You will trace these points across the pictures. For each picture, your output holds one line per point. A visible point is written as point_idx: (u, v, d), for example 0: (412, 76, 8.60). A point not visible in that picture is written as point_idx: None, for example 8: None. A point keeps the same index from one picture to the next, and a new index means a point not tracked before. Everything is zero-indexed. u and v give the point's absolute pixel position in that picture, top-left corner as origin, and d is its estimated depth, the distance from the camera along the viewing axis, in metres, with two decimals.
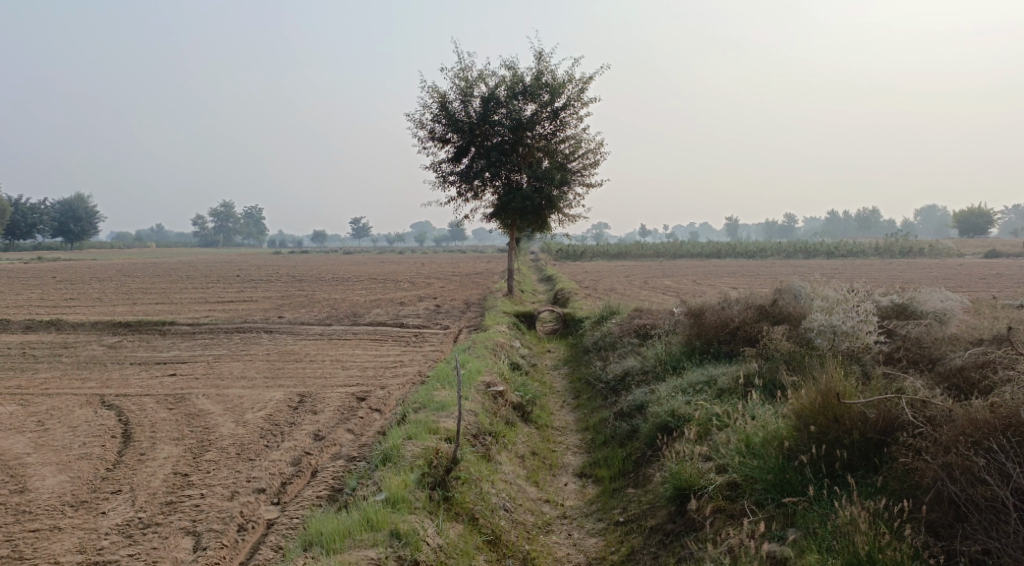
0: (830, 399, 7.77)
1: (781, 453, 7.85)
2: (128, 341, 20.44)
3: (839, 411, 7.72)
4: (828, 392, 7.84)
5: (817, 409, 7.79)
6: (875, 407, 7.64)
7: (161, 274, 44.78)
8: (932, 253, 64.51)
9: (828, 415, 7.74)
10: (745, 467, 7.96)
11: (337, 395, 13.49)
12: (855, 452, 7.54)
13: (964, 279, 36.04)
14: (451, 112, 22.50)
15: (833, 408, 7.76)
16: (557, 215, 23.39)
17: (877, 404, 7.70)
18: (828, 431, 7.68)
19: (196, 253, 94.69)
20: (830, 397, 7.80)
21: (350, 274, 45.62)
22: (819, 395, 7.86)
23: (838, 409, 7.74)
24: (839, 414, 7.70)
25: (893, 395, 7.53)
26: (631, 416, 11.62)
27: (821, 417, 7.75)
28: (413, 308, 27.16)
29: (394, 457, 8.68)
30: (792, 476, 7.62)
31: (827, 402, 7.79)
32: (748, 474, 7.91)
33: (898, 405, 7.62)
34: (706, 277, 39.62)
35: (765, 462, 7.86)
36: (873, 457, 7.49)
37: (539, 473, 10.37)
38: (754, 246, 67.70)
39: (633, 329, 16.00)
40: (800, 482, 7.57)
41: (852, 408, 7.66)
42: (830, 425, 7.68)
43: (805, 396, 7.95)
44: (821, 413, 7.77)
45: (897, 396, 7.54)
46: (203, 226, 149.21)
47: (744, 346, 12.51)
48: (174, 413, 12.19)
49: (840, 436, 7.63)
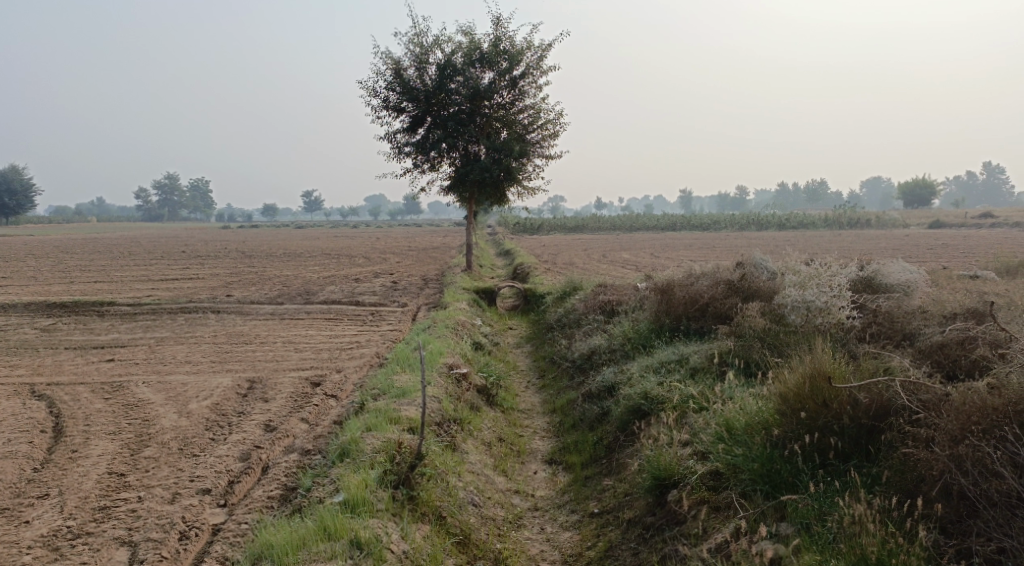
0: (818, 382, 7.32)
1: (766, 440, 7.39)
2: (65, 323, 19.40)
3: (828, 396, 7.28)
4: (816, 374, 7.39)
5: (805, 394, 7.32)
6: (867, 389, 7.22)
7: (103, 250, 43.18)
8: (880, 223, 65.18)
9: (817, 400, 7.29)
10: (729, 456, 7.47)
11: (289, 380, 12.77)
12: (847, 439, 7.12)
13: (914, 249, 36.10)
14: (405, 80, 21.60)
15: (820, 392, 7.32)
16: (516, 188, 22.72)
17: (868, 387, 7.28)
18: (817, 417, 7.24)
19: (143, 228, 92.18)
20: (818, 379, 7.36)
21: (302, 249, 44.47)
22: (806, 377, 7.41)
23: (826, 392, 7.30)
24: (828, 398, 7.27)
25: (887, 379, 7.12)
26: (600, 398, 11.10)
27: (809, 401, 7.29)
28: (368, 285, 26.35)
29: (352, 452, 7.99)
30: (781, 467, 7.13)
31: (815, 386, 7.35)
32: (732, 463, 7.43)
33: (891, 388, 7.21)
34: (663, 250, 39.37)
35: (750, 451, 7.38)
36: (866, 445, 7.09)
37: (506, 461, 9.78)
38: (708, 218, 67.74)
39: (598, 305, 15.44)
40: (790, 474, 7.09)
41: (842, 392, 7.23)
42: (820, 411, 7.23)
43: (789, 377, 7.50)
44: (809, 398, 7.31)
45: (891, 379, 7.13)
46: (148, 201, 145.43)
47: (715, 323, 12.02)
48: (111, 405, 11.48)
49: (829, 422, 7.20)
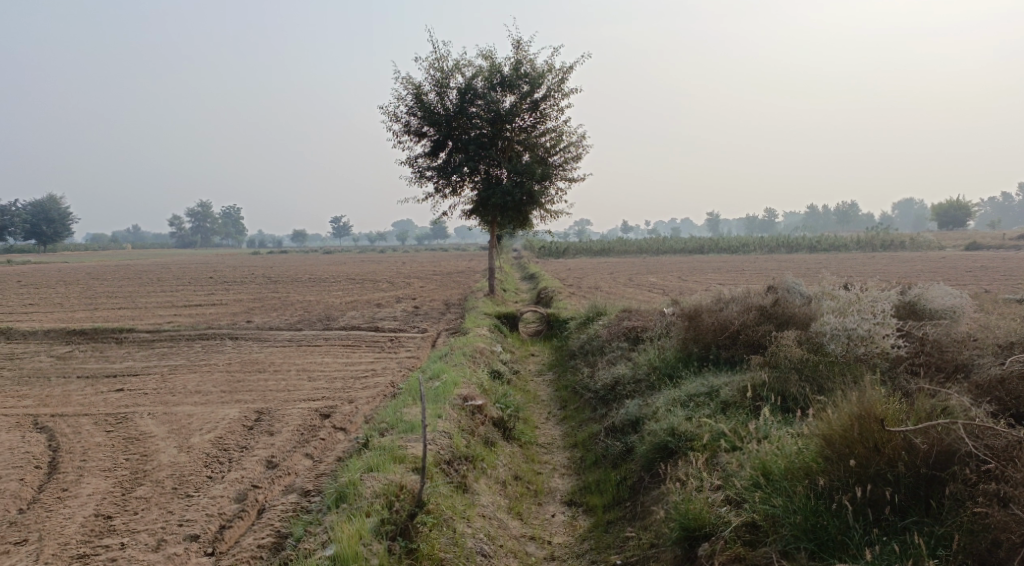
0: (868, 424, 6.64)
1: (809, 490, 6.71)
2: (80, 351, 19.06)
3: (880, 439, 6.60)
4: (865, 415, 6.71)
5: (854, 437, 6.65)
6: (924, 434, 6.54)
7: (130, 276, 43.14)
8: (913, 245, 63.80)
9: (867, 445, 6.62)
10: (768, 505, 6.79)
11: (298, 412, 12.20)
12: (903, 491, 6.45)
13: (950, 272, 34.92)
14: (426, 104, 21.18)
15: (871, 436, 6.64)
16: (539, 211, 22.16)
17: (926, 430, 6.59)
18: (868, 465, 6.57)
19: (174, 254, 92.71)
20: (868, 421, 6.68)
21: (328, 274, 44.19)
22: (854, 417, 6.74)
23: (877, 435, 6.62)
24: (880, 442, 6.60)
25: (948, 422, 6.43)
26: (624, 433, 10.42)
27: (859, 446, 6.62)
28: (389, 310, 25.83)
29: (349, 497, 7.42)
30: (828, 522, 6.46)
31: (864, 428, 6.67)
32: (771, 515, 6.74)
33: (951, 431, 6.53)
34: (692, 273, 38.57)
35: (792, 503, 6.71)
36: (925, 498, 6.41)
37: (521, 503, 9.11)
38: (737, 241, 66.73)
39: (622, 332, 14.76)
40: (838, 530, 6.41)
41: (895, 437, 6.56)
42: (871, 457, 6.56)
43: (833, 417, 6.84)
44: (859, 443, 6.64)
45: (952, 421, 6.45)
46: (180, 227, 146.80)
47: (747, 353, 11.28)
48: (111, 438, 10.99)
49: (882, 471, 6.53)
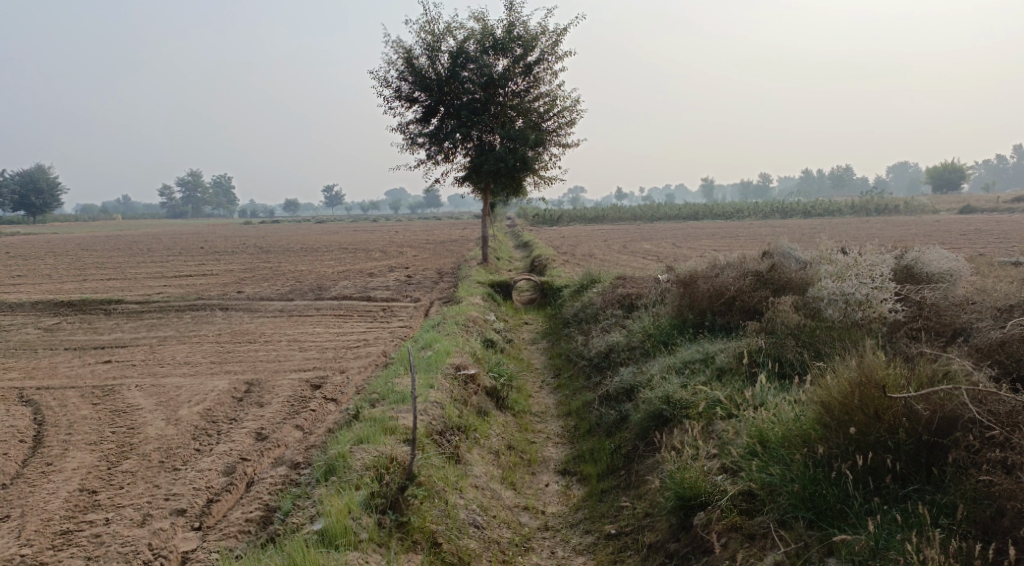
0: (869, 390, 6.51)
1: (808, 458, 6.60)
2: (69, 323, 18.84)
3: (881, 406, 6.47)
4: (866, 381, 6.57)
5: (855, 404, 6.51)
6: (926, 400, 6.40)
7: (122, 247, 42.79)
8: (908, 209, 63.64)
9: (868, 411, 6.49)
10: (765, 475, 6.69)
11: (288, 382, 12.04)
12: (905, 459, 6.33)
13: (944, 235, 34.84)
14: (417, 69, 20.81)
15: (872, 402, 6.51)
16: (532, 178, 21.89)
17: (928, 396, 6.46)
18: (868, 433, 6.44)
19: (166, 225, 92.15)
20: (869, 388, 6.55)
21: (321, 243, 43.88)
22: (855, 383, 6.60)
23: (878, 402, 6.49)
24: (881, 409, 6.47)
25: (952, 387, 6.29)
26: (618, 400, 10.29)
27: (859, 413, 6.49)
28: (382, 279, 25.63)
29: (338, 470, 7.28)
30: (827, 491, 6.35)
31: (865, 394, 6.53)
32: (768, 483, 6.64)
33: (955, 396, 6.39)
34: (686, 239, 38.43)
35: (790, 472, 6.60)
36: (927, 466, 6.28)
37: (515, 473, 8.99)
38: (732, 206, 66.50)
39: (616, 299, 14.59)
40: (838, 500, 6.31)
41: (897, 403, 6.43)
42: (872, 424, 6.44)
43: (832, 383, 6.70)
44: (859, 410, 6.50)
45: (956, 387, 6.31)
46: (172, 198, 145.79)
47: (743, 319, 11.13)
48: (98, 411, 10.83)
49: (883, 438, 6.41)
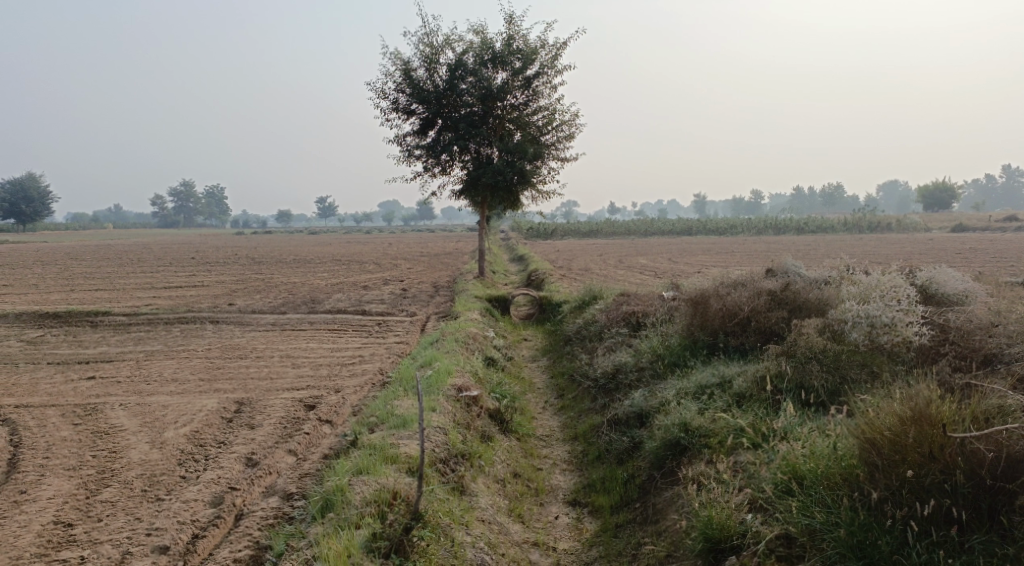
0: (924, 428, 6.39)
1: (858, 502, 6.47)
2: (51, 336, 18.18)
3: (936, 444, 6.36)
4: (920, 417, 6.44)
5: (908, 443, 6.40)
6: (987, 440, 6.27)
7: (110, 257, 41.96)
8: (900, 227, 63.24)
9: (922, 451, 6.37)
10: (806, 518, 6.53)
11: (281, 402, 11.48)
12: (967, 506, 6.20)
13: (941, 254, 34.37)
14: (414, 81, 20.35)
15: (927, 441, 6.39)
16: (530, 192, 21.41)
17: (989, 438, 6.32)
18: (923, 475, 6.33)
19: (155, 234, 91.20)
20: (923, 425, 6.42)
21: (313, 255, 43.16)
22: (906, 419, 6.49)
23: (933, 440, 6.37)
24: (936, 448, 6.35)
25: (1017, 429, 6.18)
26: (629, 425, 9.77)
27: (913, 453, 6.37)
28: (376, 293, 25.00)
29: (336, 506, 6.76)
30: (881, 539, 6.22)
31: (920, 432, 6.41)
32: (811, 529, 6.48)
33: (1017, 438, 6.27)
34: (681, 255, 37.90)
35: (835, 516, 6.47)
36: (989, 512, 6.18)
37: (523, 504, 8.44)
38: (726, 222, 66.08)
39: (621, 317, 14.05)
40: (892, 549, 6.18)
41: (954, 444, 6.32)
42: (927, 465, 6.32)
43: (878, 417, 6.59)
44: (913, 449, 6.39)
45: (1021, 429, 6.19)
46: (162, 207, 144.71)
47: (759, 341, 10.60)
48: (79, 432, 10.27)
49: (939, 481, 6.29)
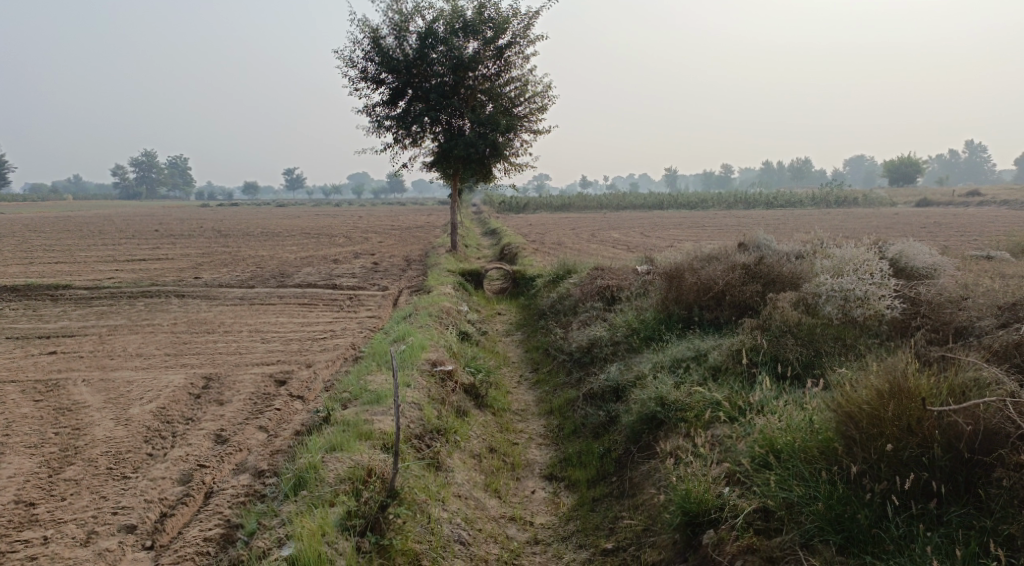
0: (904, 401, 6.37)
1: (836, 476, 6.43)
2: (13, 310, 17.74)
3: (914, 417, 6.34)
4: (898, 391, 6.44)
5: (887, 416, 6.37)
6: (966, 413, 6.25)
7: (74, 229, 41.13)
8: (868, 202, 63.81)
9: (901, 424, 6.35)
10: (784, 492, 6.50)
11: (250, 377, 11.26)
12: (946, 479, 6.18)
13: (908, 228, 34.70)
14: (384, 50, 19.97)
15: (905, 414, 6.37)
16: (503, 164, 21.19)
17: (967, 410, 6.30)
18: (902, 449, 6.30)
19: (120, 206, 89.67)
20: (902, 398, 6.41)
21: (282, 228, 42.64)
22: (885, 393, 6.47)
23: (912, 413, 6.36)
24: (915, 421, 6.33)
25: (994, 401, 6.17)
26: (604, 399, 9.69)
27: (891, 426, 6.35)
28: (347, 267, 24.71)
29: (309, 483, 6.60)
30: (859, 513, 6.18)
31: (900, 405, 6.39)
32: (789, 503, 6.44)
33: (994, 410, 6.26)
34: (652, 229, 37.91)
35: (813, 490, 6.42)
36: (967, 485, 6.15)
37: (499, 479, 8.33)
38: (696, 197, 66.25)
39: (595, 291, 13.94)
40: (870, 523, 6.13)
41: (932, 417, 6.30)
42: (905, 439, 6.30)
43: (857, 391, 6.57)
44: (891, 422, 6.36)
45: (998, 402, 6.18)
46: (127, 179, 142.24)
47: (733, 315, 10.56)
48: (41, 409, 10.00)
49: (917, 454, 6.27)
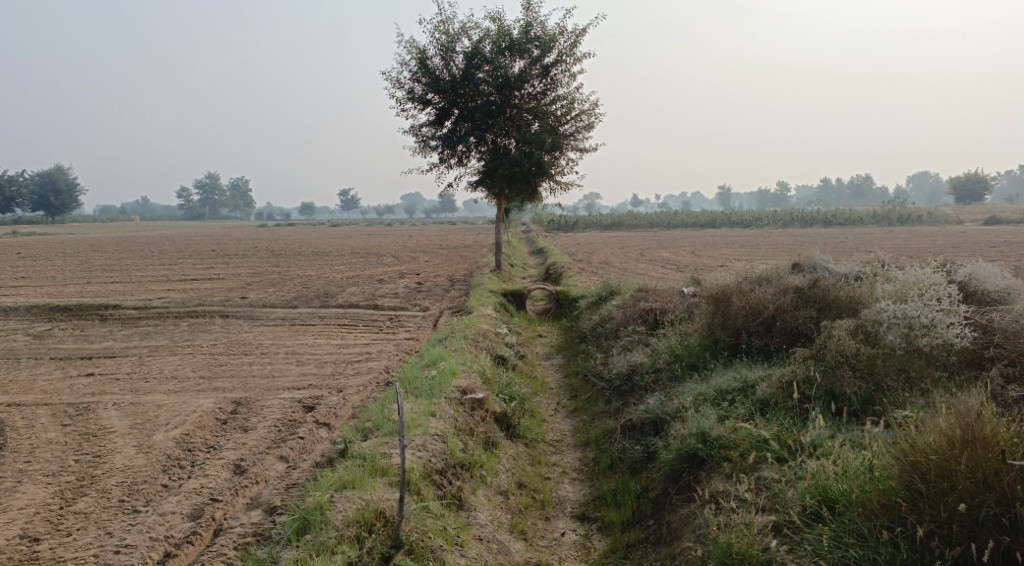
0: (979, 452, 5.86)
1: (900, 536, 5.99)
2: (59, 329, 17.82)
3: (991, 471, 5.83)
4: (972, 440, 5.91)
5: (960, 469, 5.87)
6: None
7: (131, 248, 41.77)
8: (931, 220, 61.79)
9: (976, 478, 5.85)
10: (839, 551, 6.06)
11: (279, 403, 10.94)
12: None
13: (975, 247, 33.28)
14: (430, 69, 19.75)
15: (980, 467, 5.86)
16: (548, 183, 20.78)
17: None
18: (977, 508, 5.80)
19: (178, 225, 91.38)
20: (977, 449, 5.90)
21: (333, 247, 42.77)
22: (957, 441, 5.96)
23: (988, 466, 5.85)
24: (992, 475, 5.83)
25: None
26: (642, 432, 9.15)
27: (964, 480, 5.86)
28: (391, 287, 24.50)
29: (313, 527, 6.46)
30: None
31: (974, 457, 5.88)
32: (844, 564, 6.01)
33: None
34: (704, 248, 37.06)
35: (872, 551, 5.99)
36: None
37: (526, 519, 7.87)
38: (751, 215, 64.98)
39: (638, 314, 13.39)
40: None
41: (1012, 472, 5.79)
42: (981, 496, 5.79)
43: (923, 438, 6.09)
44: (964, 475, 5.87)
45: None
46: (187, 199, 145.32)
47: (784, 342, 9.93)
48: (66, 433, 9.80)
49: (994, 513, 5.76)
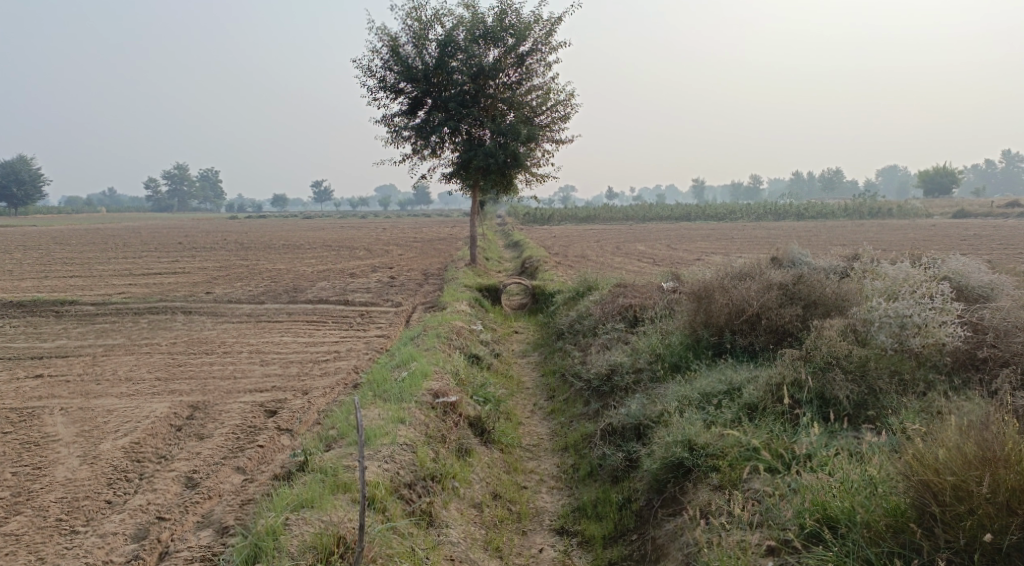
0: (1001, 473, 5.40)
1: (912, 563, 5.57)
2: (12, 327, 17.00)
3: (1014, 493, 5.38)
4: (992, 460, 5.45)
5: (980, 491, 5.42)
6: None
7: (98, 241, 40.69)
8: (902, 213, 62.02)
9: (998, 502, 5.40)
10: None
11: (239, 407, 10.31)
12: None
13: (948, 240, 33.18)
14: (402, 58, 19.10)
15: (1003, 488, 5.40)
16: (524, 175, 20.24)
17: None
18: (1000, 534, 5.37)
19: (147, 218, 89.86)
20: (998, 468, 5.43)
21: (306, 240, 41.98)
22: (976, 460, 5.50)
23: (1011, 487, 5.40)
24: (1015, 498, 5.38)
25: None
26: (623, 437, 8.62)
27: (985, 504, 5.41)
28: (363, 281, 23.85)
29: (265, 555, 5.94)
30: None
31: (995, 478, 5.42)
32: None
33: None
34: (680, 241, 36.70)
35: None
36: None
37: (502, 534, 7.35)
38: (725, 208, 64.85)
39: (617, 311, 12.87)
40: None
41: None
42: (1004, 521, 5.36)
43: (937, 456, 5.64)
44: (984, 498, 5.42)
45: None
46: (156, 191, 143.05)
47: (769, 342, 9.45)
48: (8, 442, 9.13)
49: (1018, 540, 5.33)
